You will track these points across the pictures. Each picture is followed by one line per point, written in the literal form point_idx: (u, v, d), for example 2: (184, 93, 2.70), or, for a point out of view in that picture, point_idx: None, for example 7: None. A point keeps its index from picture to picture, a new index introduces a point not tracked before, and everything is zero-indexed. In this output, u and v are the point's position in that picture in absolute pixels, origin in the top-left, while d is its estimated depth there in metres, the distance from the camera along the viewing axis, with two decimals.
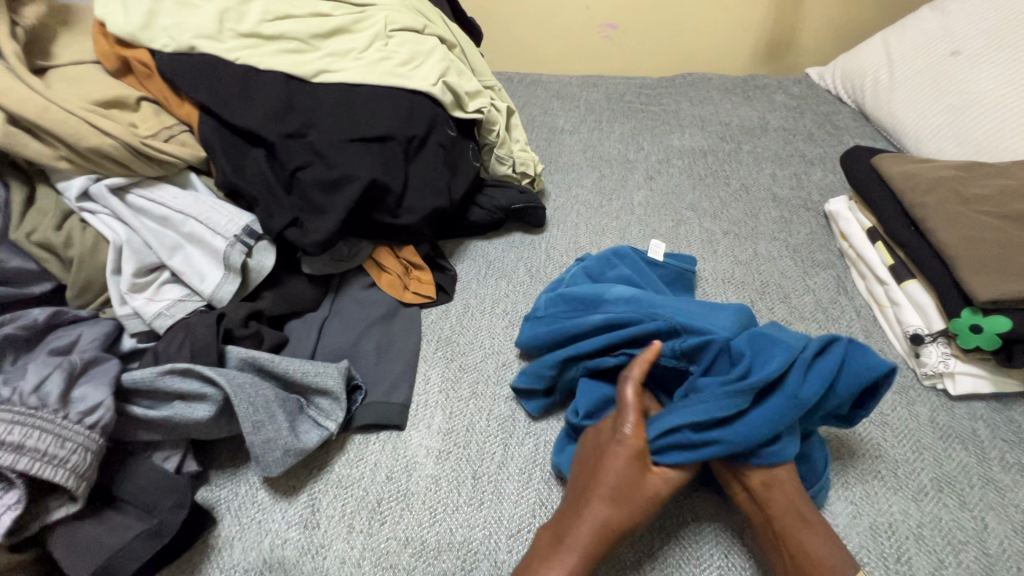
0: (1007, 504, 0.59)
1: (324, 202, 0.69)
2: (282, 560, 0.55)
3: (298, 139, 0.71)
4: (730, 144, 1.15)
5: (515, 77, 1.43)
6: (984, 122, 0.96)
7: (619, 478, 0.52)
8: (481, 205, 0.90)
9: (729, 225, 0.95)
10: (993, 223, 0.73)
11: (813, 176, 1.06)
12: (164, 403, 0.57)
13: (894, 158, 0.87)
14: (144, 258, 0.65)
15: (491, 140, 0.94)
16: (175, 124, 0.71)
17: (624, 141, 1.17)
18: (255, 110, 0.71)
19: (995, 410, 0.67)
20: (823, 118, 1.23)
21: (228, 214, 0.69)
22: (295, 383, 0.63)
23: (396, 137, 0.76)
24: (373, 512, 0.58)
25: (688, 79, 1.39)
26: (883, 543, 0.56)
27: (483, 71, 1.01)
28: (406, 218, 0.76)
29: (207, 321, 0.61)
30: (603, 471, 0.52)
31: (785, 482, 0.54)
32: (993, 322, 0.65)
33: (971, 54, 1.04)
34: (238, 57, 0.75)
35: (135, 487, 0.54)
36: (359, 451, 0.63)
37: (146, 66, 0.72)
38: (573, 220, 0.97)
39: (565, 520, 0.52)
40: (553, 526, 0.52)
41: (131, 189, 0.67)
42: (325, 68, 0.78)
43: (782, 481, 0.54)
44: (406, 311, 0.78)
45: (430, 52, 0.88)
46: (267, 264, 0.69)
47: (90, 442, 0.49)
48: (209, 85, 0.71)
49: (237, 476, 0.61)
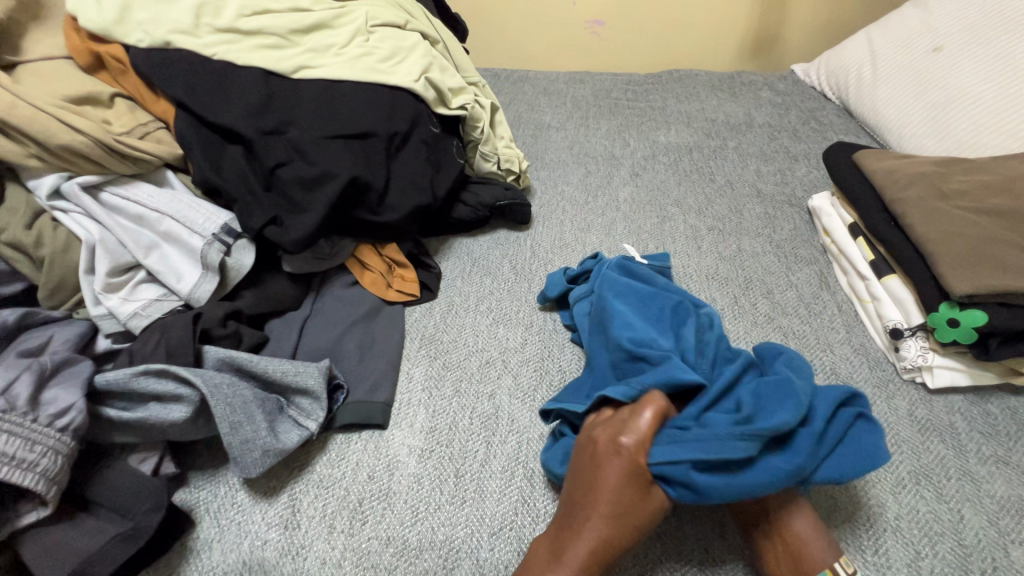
0: (982, 496, 0.59)
1: (304, 199, 0.68)
2: (261, 561, 0.54)
3: (277, 136, 0.70)
4: (716, 141, 1.15)
5: (502, 74, 1.43)
6: (963, 118, 0.97)
7: (619, 496, 0.50)
8: (466, 202, 0.90)
9: (714, 221, 0.95)
10: (970, 219, 0.74)
11: (797, 172, 1.07)
12: (139, 405, 0.56)
13: (875, 154, 0.88)
14: (119, 257, 0.64)
15: (475, 136, 0.93)
16: (150, 120, 0.70)
17: (610, 138, 1.17)
18: (232, 107, 0.70)
19: (971, 402, 0.68)
20: (808, 115, 1.23)
21: (206, 212, 0.68)
22: (274, 383, 0.62)
23: (377, 133, 0.75)
24: (354, 511, 0.58)
25: (675, 75, 1.39)
26: (858, 532, 0.57)
27: (467, 68, 1.01)
28: (388, 216, 0.75)
29: (184, 321, 0.61)
30: (600, 486, 0.50)
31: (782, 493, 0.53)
32: (970, 316, 0.66)
33: (952, 51, 1.05)
34: (215, 53, 0.74)
35: (110, 490, 0.53)
36: (341, 450, 0.63)
37: (120, 62, 0.71)
38: (558, 217, 0.96)
39: (562, 536, 0.51)
40: (551, 540, 0.51)
41: (104, 187, 0.66)
42: (305, 64, 0.77)
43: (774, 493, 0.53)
44: (390, 309, 0.78)
45: (412, 48, 0.87)
46: (246, 263, 0.69)
47: (61, 446, 0.49)
48: (184, 80, 0.70)
49: (217, 478, 0.60)
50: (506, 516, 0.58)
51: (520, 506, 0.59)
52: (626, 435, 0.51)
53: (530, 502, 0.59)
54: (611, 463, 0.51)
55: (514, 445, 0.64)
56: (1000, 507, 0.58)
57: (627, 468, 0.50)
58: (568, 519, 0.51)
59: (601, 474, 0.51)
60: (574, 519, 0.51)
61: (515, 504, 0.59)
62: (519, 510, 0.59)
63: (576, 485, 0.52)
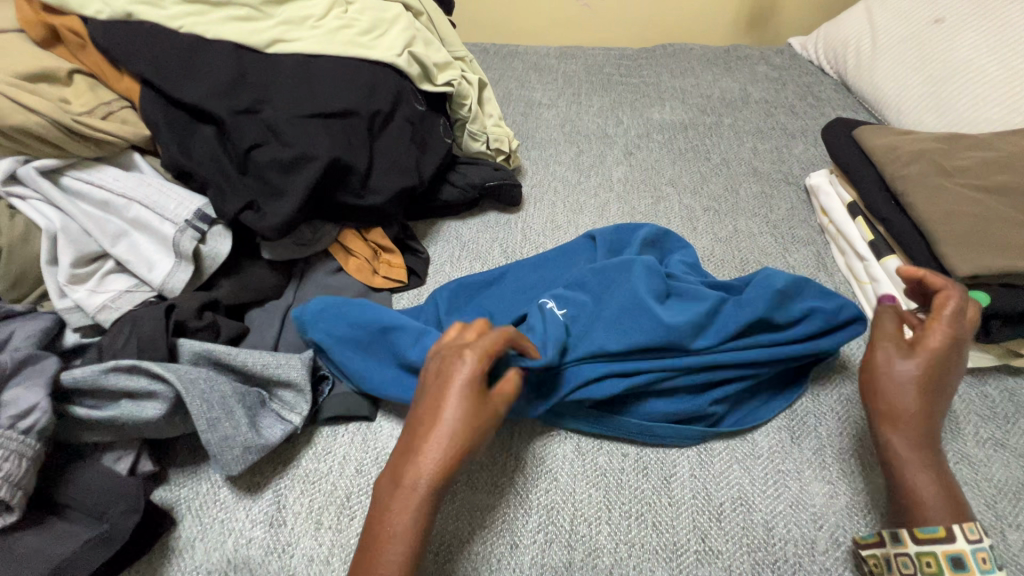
0: (979, 479, 0.59)
1: (282, 182, 0.65)
2: (246, 559, 0.52)
3: (251, 116, 0.66)
4: (711, 117, 1.12)
5: (491, 49, 1.37)
6: (964, 92, 0.94)
7: (455, 421, 0.46)
8: (454, 183, 0.87)
9: (709, 201, 0.93)
10: (973, 196, 0.72)
11: (795, 149, 1.04)
12: (111, 402, 0.54)
13: (875, 130, 0.85)
14: (83, 246, 0.60)
15: (462, 114, 0.89)
16: (114, 99, 0.66)
17: (603, 115, 1.13)
18: (202, 83, 0.65)
19: (969, 385, 0.67)
20: (805, 90, 1.20)
21: (177, 197, 0.64)
22: (255, 376, 0.60)
23: (358, 112, 0.71)
24: (342, 507, 0.56)
25: (669, 49, 1.35)
26: (805, 527, 0.55)
27: (452, 41, 0.96)
28: (372, 200, 0.71)
29: (156, 314, 0.58)
30: (438, 398, 0.47)
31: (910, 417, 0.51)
32: (972, 298, 0.65)
33: (955, 22, 1.01)
34: (181, 26, 0.69)
35: (84, 491, 0.51)
36: (327, 443, 0.61)
37: (78, 35, 0.66)
38: (550, 199, 0.93)
39: (405, 457, 0.46)
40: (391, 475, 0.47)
41: (65, 171, 0.63)
42: (279, 37, 0.73)
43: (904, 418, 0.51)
44: (376, 296, 0.75)
45: (394, 20, 0.82)
46: (221, 251, 0.65)
47: (24, 449, 0.46)
48: (149, 54, 0.65)
49: (198, 475, 0.58)
50: (498, 508, 0.56)
51: (512, 498, 0.57)
52: (467, 355, 0.49)
53: (523, 493, 0.58)
54: (445, 373, 0.49)
55: (505, 436, 0.62)
56: (996, 491, 0.58)
57: (474, 355, 0.49)
58: (404, 450, 0.47)
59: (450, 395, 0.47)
60: (411, 445, 0.47)
61: (506, 496, 0.57)
62: (513, 502, 0.57)
63: (421, 381, 0.52)
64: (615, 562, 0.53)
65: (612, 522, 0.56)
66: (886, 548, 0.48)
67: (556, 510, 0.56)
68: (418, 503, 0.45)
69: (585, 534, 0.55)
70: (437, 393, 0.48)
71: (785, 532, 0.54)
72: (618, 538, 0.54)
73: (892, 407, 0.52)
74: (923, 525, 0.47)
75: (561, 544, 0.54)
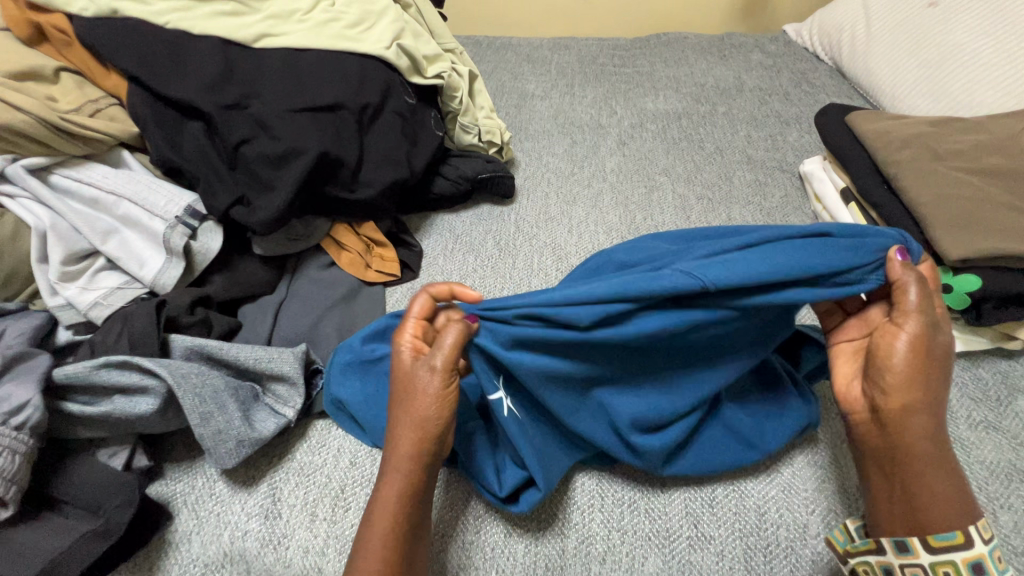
0: (972, 462, 0.59)
1: (271, 177, 0.65)
2: (243, 552, 0.53)
3: (239, 111, 0.66)
4: (705, 106, 1.12)
5: (484, 41, 1.37)
6: (959, 76, 0.93)
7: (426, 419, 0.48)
8: (446, 175, 0.86)
9: (703, 190, 0.92)
10: (964, 179, 0.72)
11: (789, 137, 1.03)
12: (104, 398, 0.54)
13: (868, 115, 0.85)
14: (73, 244, 0.61)
15: (453, 107, 0.89)
16: (102, 96, 0.66)
17: (596, 106, 1.13)
18: (189, 79, 0.65)
19: (962, 368, 0.67)
20: (800, 77, 1.19)
21: (167, 193, 0.64)
22: (248, 370, 0.60)
23: (347, 105, 0.71)
24: (336, 498, 0.56)
25: (663, 38, 1.34)
26: (795, 513, 0.55)
27: (442, 33, 0.96)
28: (363, 193, 0.71)
29: (147, 310, 0.58)
30: (412, 398, 0.48)
31: (926, 413, 0.47)
32: (963, 281, 0.65)
33: (949, 5, 1.01)
34: (167, 22, 0.69)
35: (79, 487, 0.52)
36: (322, 437, 0.61)
37: (64, 33, 0.66)
38: (543, 190, 0.93)
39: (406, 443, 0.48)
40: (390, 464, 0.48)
41: (53, 169, 0.63)
42: (266, 32, 0.73)
43: (922, 410, 0.47)
44: (369, 290, 0.75)
45: (382, 12, 0.82)
46: (213, 247, 0.65)
47: (18, 444, 0.46)
48: (134, 50, 0.65)
49: (193, 469, 0.58)
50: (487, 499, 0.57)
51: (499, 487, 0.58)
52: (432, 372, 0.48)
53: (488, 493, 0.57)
54: (415, 375, 0.48)
55: None
56: (989, 473, 0.58)
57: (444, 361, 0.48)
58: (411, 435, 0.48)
59: (422, 388, 0.48)
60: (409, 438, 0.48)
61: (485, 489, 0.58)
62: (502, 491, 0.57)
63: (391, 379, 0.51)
64: (608, 549, 0.53)
65: (605, 510, 0.56)
66: (890, 558, 0.45)
67: (547, 501, 0.56)
68: (408, 499, 0.47)
69: (577, 524, 0.55)
70: (410, 395, 0.48)
71: (777, 517, 0.55)
72: (610, 526, 0.55)
73: (904, 399, 0.47)
74: (938, 532, 0.44)
75: (554, 533, 0.54)
